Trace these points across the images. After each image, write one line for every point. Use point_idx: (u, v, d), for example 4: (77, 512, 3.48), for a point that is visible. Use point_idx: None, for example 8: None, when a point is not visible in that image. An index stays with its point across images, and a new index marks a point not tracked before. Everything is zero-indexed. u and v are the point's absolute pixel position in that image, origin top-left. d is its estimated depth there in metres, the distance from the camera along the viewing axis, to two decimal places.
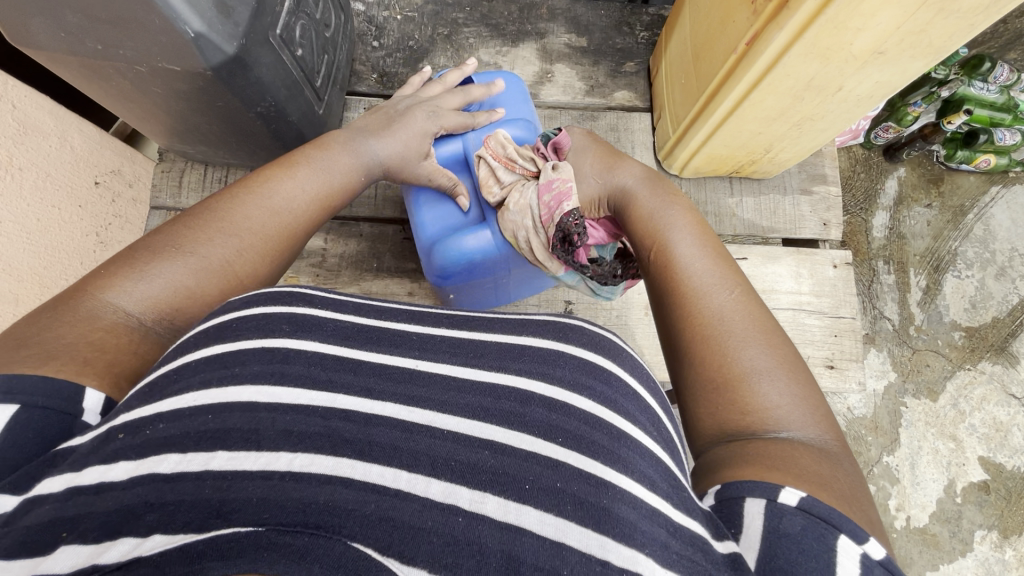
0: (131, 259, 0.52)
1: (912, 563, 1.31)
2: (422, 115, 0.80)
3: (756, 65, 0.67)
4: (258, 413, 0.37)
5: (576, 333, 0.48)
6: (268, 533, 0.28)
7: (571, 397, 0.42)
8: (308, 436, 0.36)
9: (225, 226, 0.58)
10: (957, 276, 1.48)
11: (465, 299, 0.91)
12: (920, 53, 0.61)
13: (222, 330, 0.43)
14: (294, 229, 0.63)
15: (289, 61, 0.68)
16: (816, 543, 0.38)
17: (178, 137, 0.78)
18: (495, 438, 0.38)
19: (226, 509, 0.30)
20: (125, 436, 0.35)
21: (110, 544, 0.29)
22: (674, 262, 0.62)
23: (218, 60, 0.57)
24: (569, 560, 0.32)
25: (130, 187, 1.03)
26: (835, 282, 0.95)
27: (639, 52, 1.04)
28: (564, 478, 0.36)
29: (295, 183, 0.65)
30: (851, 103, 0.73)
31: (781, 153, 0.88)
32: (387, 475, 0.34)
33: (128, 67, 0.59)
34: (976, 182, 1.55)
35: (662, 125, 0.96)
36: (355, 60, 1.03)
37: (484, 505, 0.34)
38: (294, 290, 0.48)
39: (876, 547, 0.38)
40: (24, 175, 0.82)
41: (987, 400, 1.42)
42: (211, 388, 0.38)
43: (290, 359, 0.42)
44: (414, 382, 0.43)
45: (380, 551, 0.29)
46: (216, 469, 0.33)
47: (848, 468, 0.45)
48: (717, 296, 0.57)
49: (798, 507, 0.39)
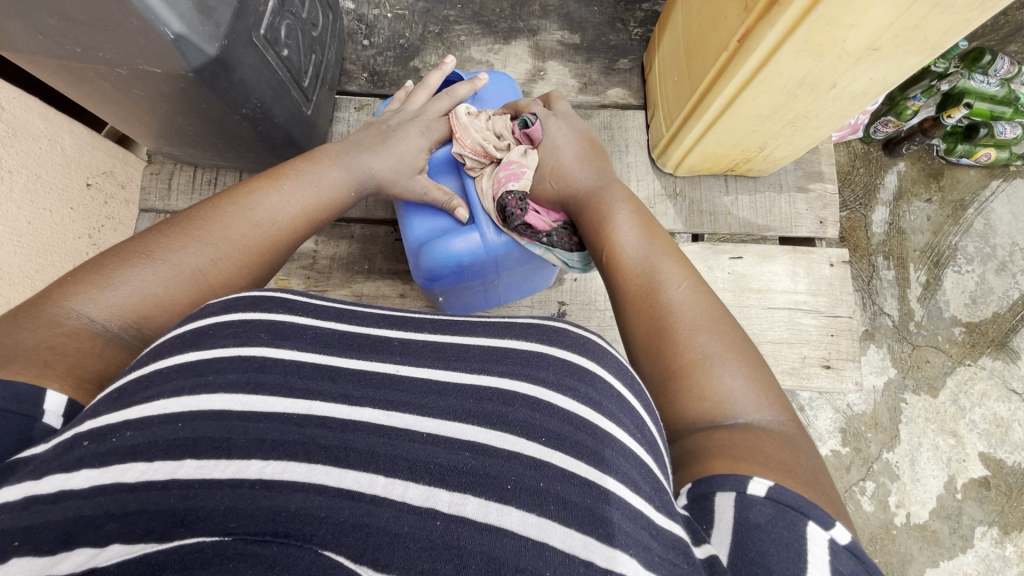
0: (100, 266, 0.52)
1: (912, 560, 1.31)
2: (416, 131, 0.81)
3: (748, 63, 0.66)
4: (231, 422, 0.36)
5: (559, 335, 0.47)
6: (235, 543, 0.28)
7: (554, 397, 0.41)
8: (282, 444, 0.35)
9: (200, 236, 0.57)
10: (957, 271, 1.47)
11: (452, 301, 0.89)
12: (915, 49, 0.60)
13: (197, 337, 0.42)
14: (276, 239, 0.63)
15: (274, 62, 0.67)
16: (786, 532, 0.38)
17: (164, 139, 0.77)
18: (476, 439, 0.38)
19: (191, 518, 0.30)
20: (90, 444, 0.34)
21: (65, 556, 0.28)
22: (634, 259, 0.64)
23: (199, 62, 0.56)
24: (552, 561, 0.31)
25: (122, 188, 1.03)
26: (832, 280, 0.94)
27: (633, 48, 1.03)
28: (547, 478, 0.36)
29: (278, 195, 0.65)
30: (846, 100, 0.71)
31: (775, 151, 0.86)
32: (363, 481, 0.34)
33: (109, 70, 0.58)
34: (976, 176, 1.53)
35: (656, 123, 0.95)
36: (345, 59, 1.02)
37: (463, 507, 0.33)
38: (272, 295, 0.47)
39: (842, 533, 0.39)
40: (14, 178, 0.81)
41: (988, 396, 1.41)
42: (183, 395, 0.37)
43: (265, 368, 0.41)
44: (393, 388, 0.42)
45: (352, 559, 0.28)
46: (183, 478, 0.32)
47: (807, 451, 0.47)
48: (671, 288, 0.59)
49: (767, 496, 0.39)
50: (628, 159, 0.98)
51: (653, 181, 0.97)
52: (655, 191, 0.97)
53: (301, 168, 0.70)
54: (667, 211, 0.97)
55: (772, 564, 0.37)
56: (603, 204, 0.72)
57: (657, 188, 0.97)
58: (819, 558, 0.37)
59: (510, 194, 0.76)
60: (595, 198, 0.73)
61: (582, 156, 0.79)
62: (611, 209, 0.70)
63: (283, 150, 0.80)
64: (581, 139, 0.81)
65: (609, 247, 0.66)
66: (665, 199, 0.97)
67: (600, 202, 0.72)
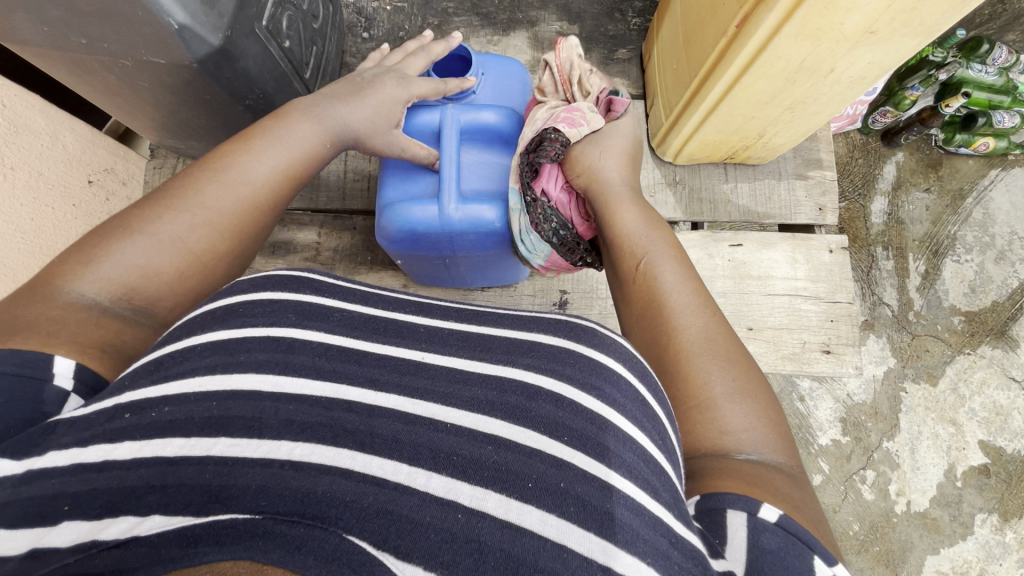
0: (86, 242, 0.52)
1: (912, 547, 1.32)
2: (392, 83, 0.77)
3: (747, 48, 0.66)
4: (261, 402, 0.37)
5: (587, 334, 0.47)
6: (265, 522, 0.28)
7: (578, 395, 0.41)
8: (309, 426, 0.36)
9: (175, 204, 0.56)
10: (956, 260, 1.48)
11: (416, 269, 0.91)
12: (913, 31, 0.61)
13: (229, 313, 0.43)
14: (259, 206, 0.61)
15: (277, 53, 0.68)
16: (796, 560, 0.40)
17: (167, 132, 0.77)
18: (499, 434, 0.38)
19: (225, 494, 0.30)
20: (130, 416, 0.35)
21: (110, 522, 0.29)
22: (662, 271, 0.62)
23: (204, 53, 0.56)
24: (570, 564, 0.32)
25: (123, 185, 1.03)
26: (831, 267, 0.95)
27: (631, 38, 1.04)
28: (567, 478, 0.36)
29: (257, 158, 0.62)
30: (844, 85, 0.72)
31: (775, 138, 0.87)
32: (388, 467, 0.34)
33: (113, 62, 0.59)
34: (974, 166, 1.53)
35: (656, 112, 0.95)
36: (345, 52, 1.02)
37: (484, 503, 0.34)
38: (305, 277, 0.48)
39: (842, 571, 0.41)
40: (16, 175, 0.81)
41: (988, 383, 1.42)
42: (217, 373, 0.38)
43: (294, 349, 0.42)
44: (419, 374, 0.43)
45: (375, 546, 0.29)
46: (218, 454, 0.33)
47: (809, 489, 0.47)
48: (685, 315, 0.57)
49: (776, 523, 0.41)
50: None
51: (653, 170, 0.98)
52: (655, 179, 0.98)
53: (274, 125, 0.65)
54: (667, 199, 0.97)
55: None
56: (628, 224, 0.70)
57: (657, 177, 0.98)
58: None
59: (556, 132, 0.78)
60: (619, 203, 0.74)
61: (617, 160, 0.79)
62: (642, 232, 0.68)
63: None
64: (629, 150, 0.81)
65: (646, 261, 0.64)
66: (665, 188, 0.97)
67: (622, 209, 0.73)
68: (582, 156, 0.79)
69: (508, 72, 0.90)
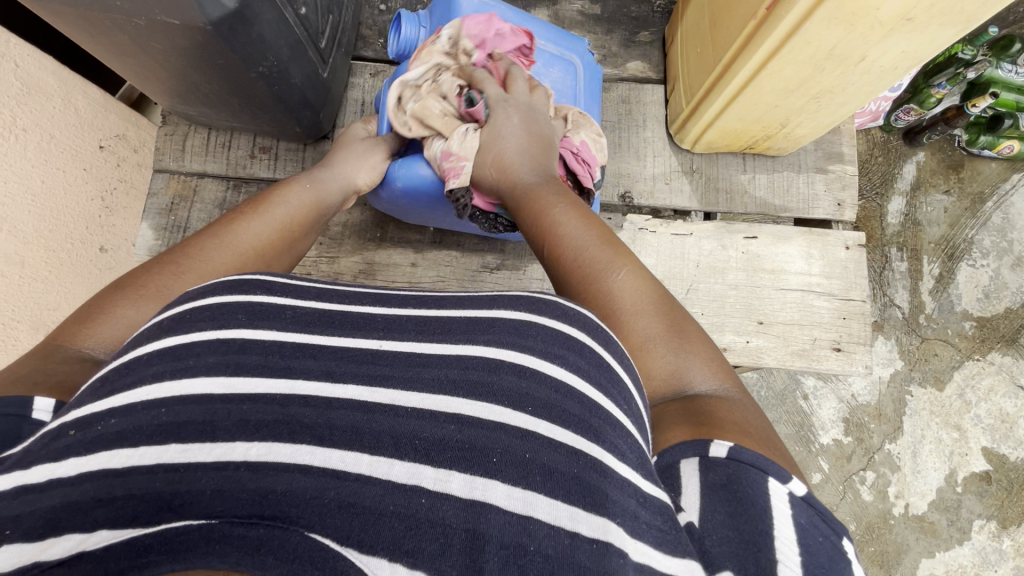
0: (105, 298, 0.55)
1: (907, 550, 1.32)
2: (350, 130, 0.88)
3: (776, 31, 0.64)
4: (214, 404, 0.37)
5: (548, 306, 0.46)
6: (220, 526, 0.29)
7: (542, 365, 0.42)
8: (265, 424, 0.36)
9: (182, 264, 0.58)
10: (971, 265, 1.45)
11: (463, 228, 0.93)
12: (951, 20, 0.59)
13: (176, 322, 0.43)
14: (255, 263, 0.64)
15: (292, 19, 0.66)
16: (750, 488, 0.42)
17: (180, 97, 0.77)
18: (461, 411, 0.39)
19: (178, 502, 0.31)
20: (75, 433, 0.35)
21: (53, 542, 0.29)
22: (581, 252, 0.61)
23: (218, 15, 0.55)
24: (537, 535, 0.33)
25: (135, 152, 1.02)
26: (847, 264, 0.93)
27: (654, 21, 1.01)
28: (533, 448, 0.37)
29: (256, 220, 0.66)
30: (874, 75, 0.70)
31: (797, 129, 0.85)
32: (348, 459, 0.35)
33: (126, 21, 0.58)
34: (996, 169, 1.50)
35: (676, 98, 0.93)
36: (361, 24, 1.01)
37: (448, 484, 0.34)
38: (255, 278, 0.47)
39: (798, 486, 0.43)
40: (28, 136, 0.81)
41: (995, 391, 1.40)
42: (165, 381, 0.38)
43: (245, 349, 0.41)
44: (375, 362, 0.43)
45: (339, 542, 0.30)
46: (168, 462, 0.34)
47: (752, 411, 0.50)
48: (612, 275, 0.58)
49: (727, 457, 0.43)
50: (645, 134, 0.97)
51: (670, 157, 0.96)
52: (671, 167, 0.96)
53: (275, 192, 0.72)
54: (683, 187, 0.95)
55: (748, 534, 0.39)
56: (540, 197, 0.68)
57: (673, 165, 0.96)
58: (782, 510, 0.41)
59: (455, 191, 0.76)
60: (536, 198, 0.68)
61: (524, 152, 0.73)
62: (547, 203, 0.67)
63: (299, 114, 0.79)
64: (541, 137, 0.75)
65: (552, 236, 0.64)
66: (682, 175, 0.96)
67: (535, 198, 0.68)
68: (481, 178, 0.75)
69: (559, 36, 0.90)
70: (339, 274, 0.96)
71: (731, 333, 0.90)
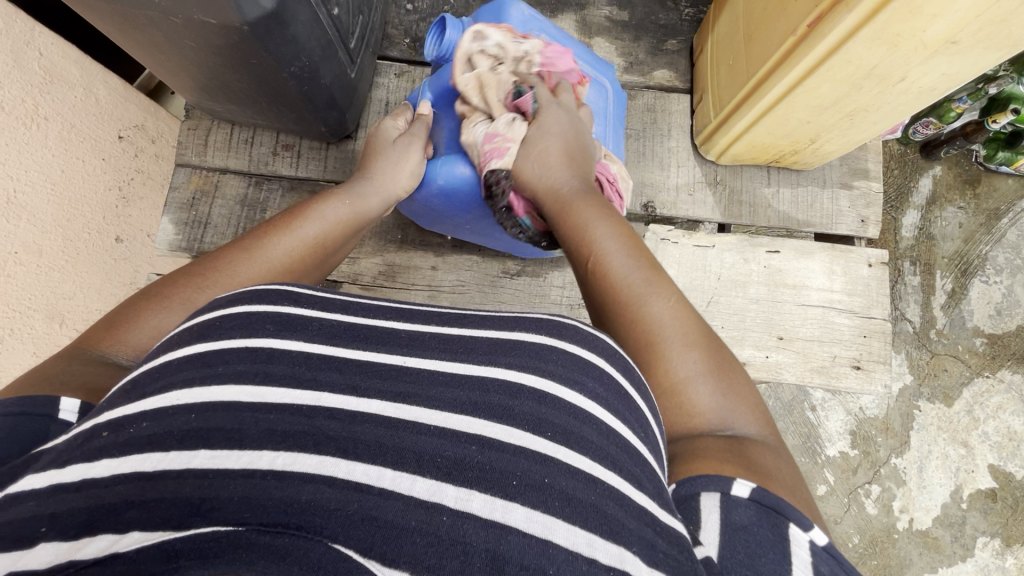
0: (141, 303, 0.55)
1: (910, 564, 1.31)
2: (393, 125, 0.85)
3: (817, 48, 0.64)
4: (241, 413, 0.37)
5: (570, 331, 0.46)
6: (247, 534, 0.28)
7: (562, 391, 0.42)
8: (291, 435, 0.36)
9: (213, 276, 0.57)
10: (985, 282, 1.44)
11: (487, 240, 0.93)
12: (997, 44, 0.59)
13: (206, 328, 0.43)
14: (283, 279, 0.63)
15: (325, 20, 0.66)
16: (769, 531, 0.41)
17: (207, 93, 0.76)
18: (483, 433, 0.38)
19: (207, 507, 0.30)
20: (108, 434, 0.35)
21: (88, 542, 0.29)
22: (628, 287, 0.58)
23: (255, 16, 0.55)
24: (555, 559, 0.32)
25: (153, 143, 1.02)
26: (869, 281, 0.93)
27: (683, 29, 1.01)
28: (553, 475, 0.37)
29: (286, 235, 0.65)
30: (913, 95, 0.69)
31: (826, 145, 0.84)
32: (371, 473, 0.34)
33: (163, 18, 0.57)
34: (1014, 185, 1.48)
35: (703, 108, 0.92)
36: (387, 23, 1.01)
37: (469, 503, 0.34)
38: (287, 289, 0.47)
39: (820, 536, 0.42)
40: (49, 125, 0.80)
41: (1004, 408, 1.39)
42: (195, 386, 0.38)
43: (273, 359, 0.41)
44: (401, 378, 0.42)
45: (361, 553, 0.29)
46: (197, 468, 0.33)
47: (783, 458, 0.50)
48: (654, 305, 0.57)
49: (750, 498, 0.43)
50: (670, 144, 0.96)
51: (694, 168, 0.96)
52: (695, 177, 0.95)
53: (311, 207, 0.71)
54: (706, 199, 0.95)
55: (759, 565, 0.39)
56: (578, 212, 0.66)
57: (697, 176, 0.95)
58: (803, 560, 0.40)
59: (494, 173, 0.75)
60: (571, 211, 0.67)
61: (555, 158, 0.73)
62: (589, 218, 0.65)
63: (327, 114, 0.79)
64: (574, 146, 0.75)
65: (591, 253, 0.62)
66: (705, 187, 0.95)
67: (576, 211, 0.67)
68: (523, 173, 0.74)
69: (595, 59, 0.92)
70: (360, 275, 0.96)
71: (751, 347, 0.90)
